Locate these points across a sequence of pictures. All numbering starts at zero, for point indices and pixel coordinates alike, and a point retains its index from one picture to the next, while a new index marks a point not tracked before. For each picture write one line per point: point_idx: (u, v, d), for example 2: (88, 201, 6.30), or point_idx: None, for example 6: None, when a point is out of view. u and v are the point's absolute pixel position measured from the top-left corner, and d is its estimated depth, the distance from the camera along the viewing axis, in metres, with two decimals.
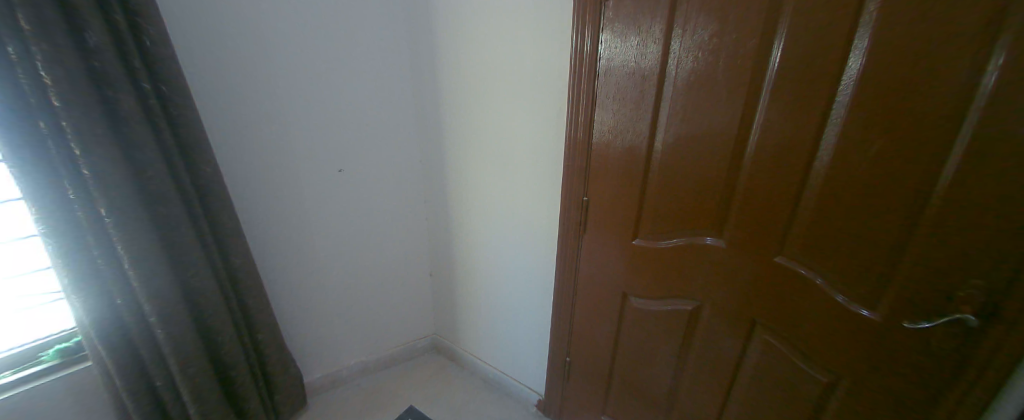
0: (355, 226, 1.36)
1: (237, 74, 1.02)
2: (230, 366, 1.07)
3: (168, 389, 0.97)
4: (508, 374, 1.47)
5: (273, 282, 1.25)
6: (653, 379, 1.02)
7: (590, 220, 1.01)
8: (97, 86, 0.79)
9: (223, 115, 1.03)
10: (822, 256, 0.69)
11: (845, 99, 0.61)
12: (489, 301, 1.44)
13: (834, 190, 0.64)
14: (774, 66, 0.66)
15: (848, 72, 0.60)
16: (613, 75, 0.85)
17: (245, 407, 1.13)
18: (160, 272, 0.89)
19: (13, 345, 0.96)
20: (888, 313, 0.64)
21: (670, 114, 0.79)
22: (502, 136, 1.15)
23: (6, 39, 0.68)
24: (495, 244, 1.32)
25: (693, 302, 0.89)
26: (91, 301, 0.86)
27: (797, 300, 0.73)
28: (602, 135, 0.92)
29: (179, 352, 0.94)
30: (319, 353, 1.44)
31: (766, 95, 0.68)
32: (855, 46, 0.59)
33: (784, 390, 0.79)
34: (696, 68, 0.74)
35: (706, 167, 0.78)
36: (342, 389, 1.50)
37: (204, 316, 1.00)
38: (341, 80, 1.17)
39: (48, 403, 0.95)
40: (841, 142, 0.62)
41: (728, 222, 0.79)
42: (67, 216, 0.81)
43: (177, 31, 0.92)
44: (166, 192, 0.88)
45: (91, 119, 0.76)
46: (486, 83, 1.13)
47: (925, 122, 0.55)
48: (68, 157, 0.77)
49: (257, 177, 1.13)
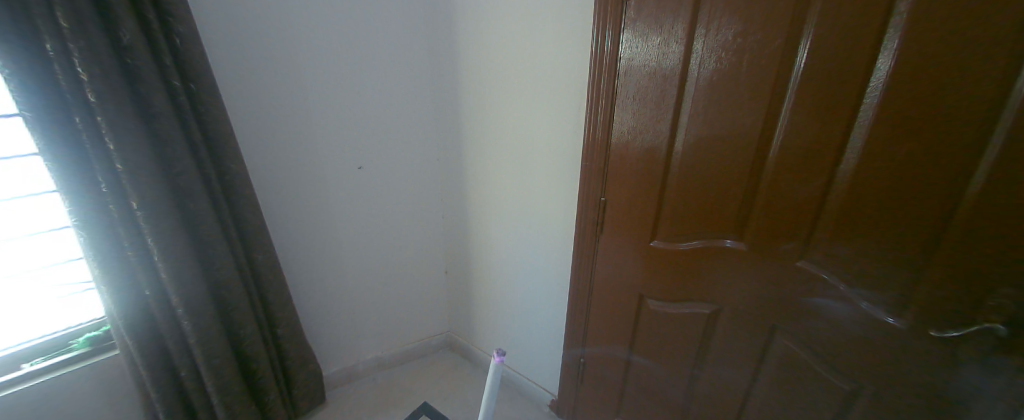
0: (371, 223, 1.37)
1: (260, 72, 1.04)
2: (252, 358, 1.10)
3: (192, 378, 1.00)
4: (498, 366, 0.64)
5: (294, 276, 1.28)
6: (669, 381, 1.01)
7: (608, 220, 1.00)
8: (132, 84, 0.82)
9: (247, 113, 1.05)
10: (844, 261, 0.68)
11: (873, 101, 0.59)
12: (504, 299, 1.44)
13: (860, 194, 0.63)
14: (799, 69, 0.65)
15: (876, 74, 0.58)
16: (634, 75, 0.85)
17: (265, 398, 1.16)
18: (187, 265, 0.91)
19: (47, 333, 1.01)
20: (914, 321, 0.62)
21: (691, 115, 0.79)
22: (520, 135, 1.15)
23: (46, 36, 0.71)
24: (511, 243, 1.33)
25: (711, 305, 0.88)
26: (118, 290, 0.88)
27: (821, 306, 0.72)
28: (621, 135, 0.91)
29: (204, 343, 0.97)
30: (336, 347, 1.46)
31: (790, 96, 0.67)
32: (884, 47, 0.57)
33: (806, 397, 0.78)
34: (719, 68, 0.73)
35: (728, 168, 0.77)
36: (358, 383, 1.53)
37: (228, 308, 1.03)
38: (360, 77, 1.19)
39: (76, 389, 0.99)
40: (869, 144, 0.61)
41: (750, 224, 0.78)
42: (99, 208, 0.83)
43: (205, 29, 0.95)
44: (194, 188, 0.91)
45: (124, 114, 0.79)
46: (503, 82, 1.14)
47: (952, 126, 0.53)
48: (103, 152, 0.80)
49: (277, 172, 1.15)
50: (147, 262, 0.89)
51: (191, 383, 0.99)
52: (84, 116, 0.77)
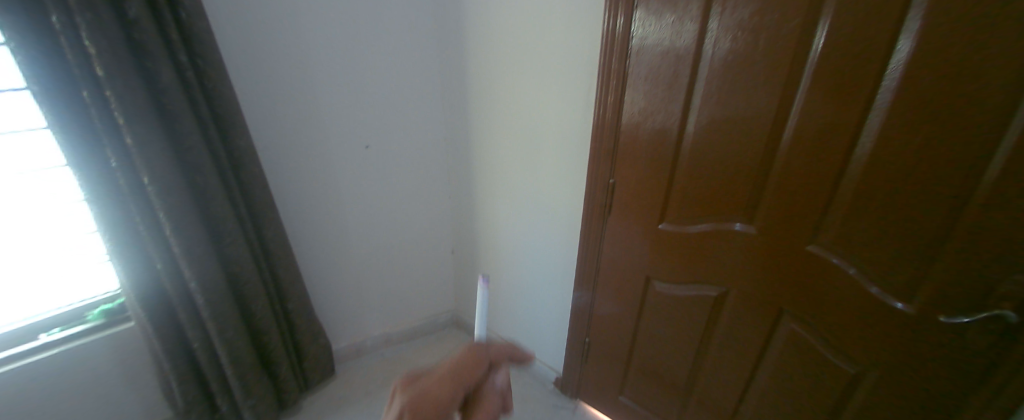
0: (379, 203, 1.38)
1: (267, 48, 1.03)
2: (263, 332, 1.13)
3: (205, 351, 1.02)
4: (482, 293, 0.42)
5: (304, 252, 1.30)
6: (673, 362, 1.03)
7: (616, 203, 1.00)
8: (139, 58, 0.81)
9: (256, 90, 1.05)
10: (856, 244, 0.67)
11: (891, 83, 0.57)
12: (510, 279, 1.45)
13: (875, 175, 0.62)
14: (816, 51, 0.63)
15: (897, 54, 0.56)
16: (646, 54, 0.83)
17: (276, 370, 1.19)
18: (198, 239, 0.92)
19: (64, 304, 1.04)
20: (925, 306, 0.62)
21: (704, 96, 0.77)
22: (528, 116, 1.14)
23: (52, 8, 0.70)
24: (518, 225, 1.33)
25: (718, 288, 0.88)
26: (130, 264, 0.90)
27: (831, 291, 0.72)
28: (631, 116, 0.90)
29: (217, 316, 0.99)
30: (345, 324, 1.49)
31: (807, 78, 0.65)
32: (906, 28, 0.54)
33: (810, 377, 0.79)
34: (734, 48, 0.71)
35: (740, 151, 0.76)
36: (366, 358, 1.56)
37: (238, 283, 1.05)
38: (366, 57, 1.18)
39: (92, 359, 1.01)
40: (886, 128, 0.59)
41: (760, 207, 0.77)
42: (110, 183, 0.85)
43: (211, 4, 0.93)
44: (203, 164, 0.91)
45: (132, 89, 0.79)
46: (512, 63, 1.12)
47: (970, 111, 0.51)
48: (112, 126, 0.80)
49: (287, 150, 1.15)
50: (158, 237, 0.90)
51: (204, 356, 1.02)
52: (92, 90, 0.77)
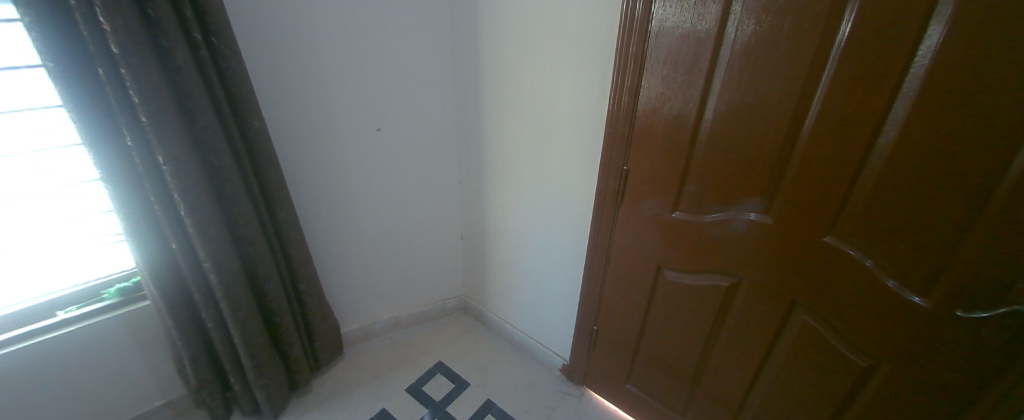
0: (389, 187, 1.38)
1: (280, 28, 1.02)
2: (275, 312, 1.15)
3: (219, 330, 1.04)
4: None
5: (316, 234, 1.31)
6: (681, 352, 1.03)
7: (629, 190, 0.99)
8: (153, 35, 0.80)
9: (268, 70, 1.04)
10: (874, 236, 0.66)
11: (920, 71, 0.55)
12: (518, 266, 1.46)
13: (900, 165, 0.60)
14: (843, 36, 0.61)
15: (926, 41, 0.54)
16: (665, 38, 0.81)
17: (287, 350, 1.22)
18: (212, 219, 0.93)
19: (81, 282, 1.06)
20: (942, 300, 0.61)
21: (724, 82, 0.75)
22: (541, 101, 1.13)
23: None
24: (527, 212, 1.33)
25: (730, 278, 0.87)
26: (146, 243, 0.91)
27: (846, 283, 0.71)
28: (648, 102, 0.88)
29: (231, 296, 1.00)
30: (354, 307, 1.51)
31: (832, 64, 0.63)
32: (938, 13, 0.52)
33: (820, 369, 0.79)
34: (757, 32, 0.69)
35: (759, 139, 0.74)
36: (375, 341, 1.59)
37: (252, 264, 1.06)
38: (377, 39, 1.17)
39: (109, 335, 1.04)
40: (912, 117, 0.57)
41: (777, 197, 0.76)
42: (124, 162, 0.85)
43: None
44: (217, 144, 0.91)
45: (147, 67, 0.78)
46: (526, 46, 1.11)
47: (1006, 98, 0.50)
48: (127, 105, 0.80)
49: (298, 132, 1.15)
50: (173, 216, 0.91)
51: (218, 334, 1.04)
52: (107, 67, 0.76)
